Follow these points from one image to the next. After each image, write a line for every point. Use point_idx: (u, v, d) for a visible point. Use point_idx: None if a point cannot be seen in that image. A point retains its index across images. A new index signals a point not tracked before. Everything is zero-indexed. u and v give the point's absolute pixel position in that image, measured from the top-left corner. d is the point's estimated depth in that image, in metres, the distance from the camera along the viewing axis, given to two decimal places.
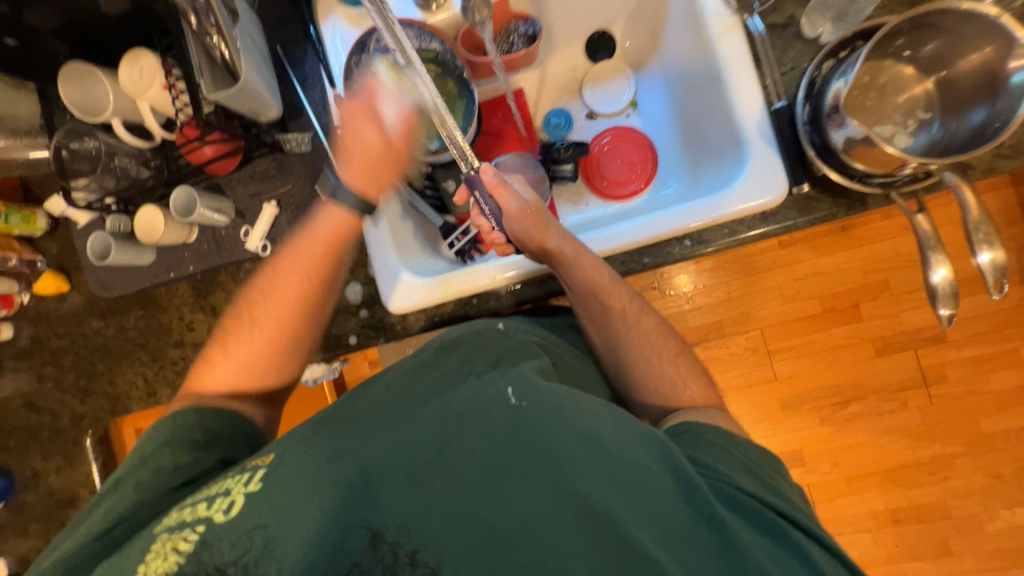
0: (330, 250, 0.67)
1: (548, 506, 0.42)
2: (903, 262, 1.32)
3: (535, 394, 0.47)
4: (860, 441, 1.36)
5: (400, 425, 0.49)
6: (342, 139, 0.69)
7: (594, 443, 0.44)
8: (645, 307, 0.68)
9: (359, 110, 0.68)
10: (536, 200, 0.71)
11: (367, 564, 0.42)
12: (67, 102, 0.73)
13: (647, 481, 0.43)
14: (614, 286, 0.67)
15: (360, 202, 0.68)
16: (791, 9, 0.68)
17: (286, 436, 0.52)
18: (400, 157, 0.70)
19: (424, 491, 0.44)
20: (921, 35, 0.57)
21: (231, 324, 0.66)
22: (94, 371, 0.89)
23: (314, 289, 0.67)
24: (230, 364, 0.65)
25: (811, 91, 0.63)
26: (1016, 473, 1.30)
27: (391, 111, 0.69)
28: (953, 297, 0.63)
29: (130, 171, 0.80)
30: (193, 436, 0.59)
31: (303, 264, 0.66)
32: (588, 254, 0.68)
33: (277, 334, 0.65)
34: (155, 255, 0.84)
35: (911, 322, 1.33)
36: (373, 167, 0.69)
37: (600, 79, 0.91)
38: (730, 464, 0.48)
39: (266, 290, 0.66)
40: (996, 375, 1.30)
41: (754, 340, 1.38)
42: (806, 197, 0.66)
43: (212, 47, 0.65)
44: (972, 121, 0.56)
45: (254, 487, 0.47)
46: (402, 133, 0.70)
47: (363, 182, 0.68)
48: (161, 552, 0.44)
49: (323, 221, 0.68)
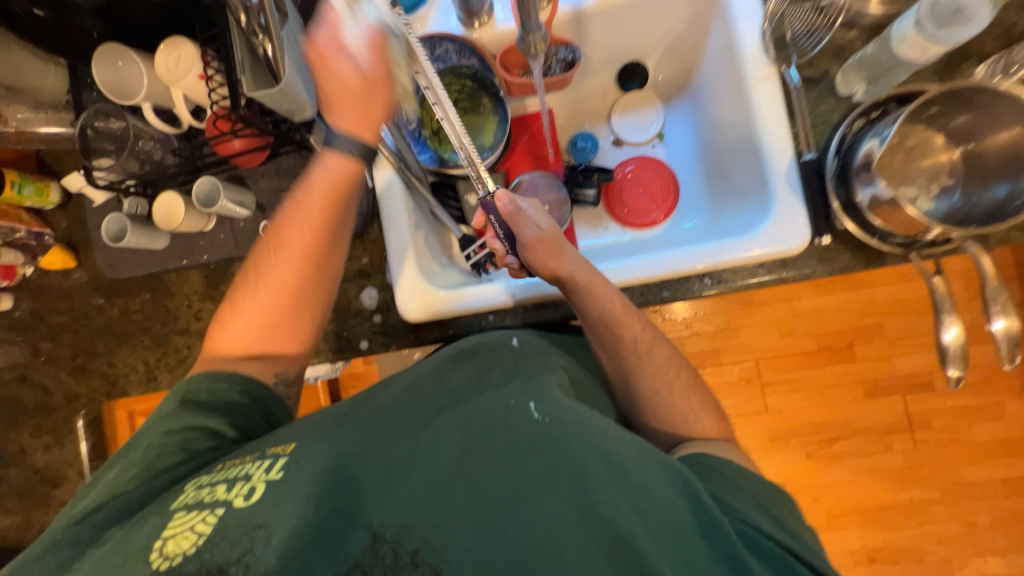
0: (331, 203, 0.64)
1: (569, 526, 0.42)
2: (899, 308, 1.35)
3: (558, 411, 0.48)
4: (844, 480, 1.38)
5: (419, 429, 0.49)
6: (320, 85, 0.59)
7: (617, 469, 0.44)
8: (657, 336, 0.67)
9: (327, 43, 0.56)
10: (552, 227, 0.68)
11: (368, 564, 0.41)
12: (98, 83, 0.72)
13: (667, 510, 0.43)
14: (627, 314, 0.66)
15: (357, 148, 0.63)
16: (826, 64, 0.71)
17: (308, 426, 0.53)
18: (382, 87, 0.60)
19: (443, 495, 0.43)
20: (953, 107, 0.59)
21: (241, 282, 0.66)
22: (94, 350, 0.87)
23: (318, 239, 0.65)
24: (240, 325, 0.64)
25: (841, 145, 0.66)
26: (991, 523, 1.34)
27: (354, 33, 0.55)
28: (962, 358, 0.65)
29: (154, 155, 0.80)
30: (209, 405, 0.59)
31: (303, 216, 0.64)
32: (602, 282, 0.67)
33: (286, 290, 0.64)
34: (170, 241, 0.83)
35: (902, 366, 1.36)
36: (367, 109, 0.60)
37: (629, 107, 0.93)
38: (745, 502, 0.48)
39: (272, 246, 0.65)
40: (979, 427, 1.34)
41: (749, 371, 1.40)
42: (826, 249, 0.68)
43: (257, 45, 0.65)
44: (994, 195, 0.59)
45: (275, 475, 0.46)
46: (377, 62, 0.58)
47: (358, 125, 0.61)
48: (178, 530, 0.44)
49: (319, 170, 0.64)
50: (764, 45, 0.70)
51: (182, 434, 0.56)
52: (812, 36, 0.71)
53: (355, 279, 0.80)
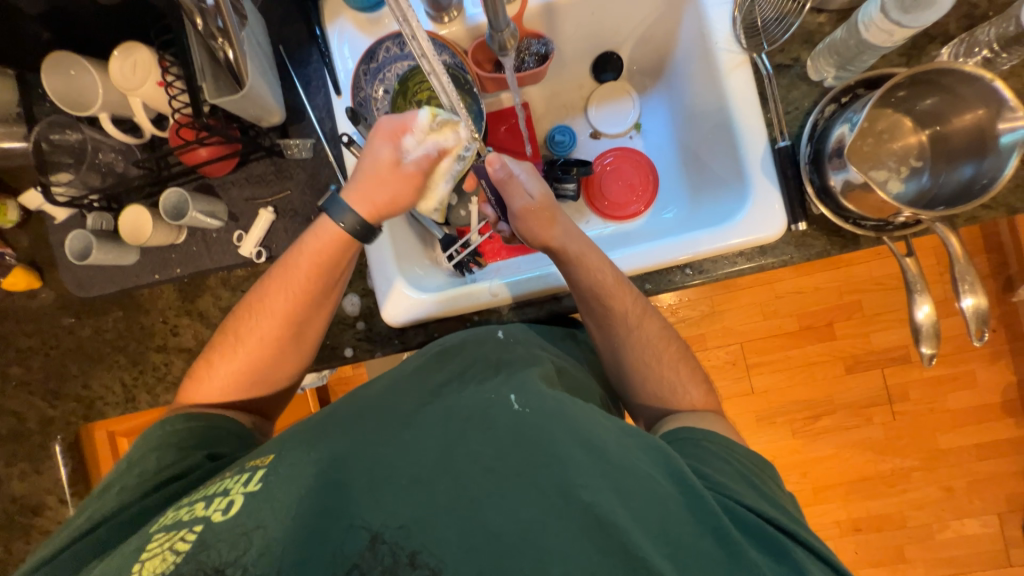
0: (319, 267, 0.64)
1: (553, 511, 0.41)
2: (876, 285, 1.38)
3: (539, 401, 0.48)
4: (828, 454, 1.42)
5: (400, 426, 0.48)
6: (360, 158, 0.66)
7: (598, 453, 0.44)
8: (648, 308, 0.66)
9: (386, 132, 0.65)
10: (545, 193, 0.68)
11: (367, 566, 0.39)
12: (49, 92, 0.68)
13: (651, 489, 0.43)
14: (620, 288, 0.65)
15: (353, 222, 0.64)
16: (797, 51, 0.71)
17: (287, 434, 0.51)
18: (410, 190, 0.67)
19: (427, 491, 0.42)
20: (922, 89, 0.60)
21: (218, 339, 0.66)
22: (67, 373, 0.84)
23: (301, 304, 0.64)
24: (215, 381, 0.64)
25: (813, 132, 0.67)
26: (967, 487, 1.39)
27: (416, 147, 0.66)
28: (935, 336, 0.67)
29: (117, 167, 0.78)
30: (183, 441, 0.58)
31: (288, 280, 0.64)
32: (592, 254, 0.65)
33: (265, 353, 0.64)
34: (139, 256, 0.80)
35: (881, 341, 1.40)
36: (381, 192, 0.65)
37: (606, 99, 0.92)
38: (727, 474, 0.49)
39: (252, 306, 0.65)
40: (954, 395, 1.38)
41: (734, 354, 1.43)
42: (803, 234, 0.69)
43: (216, 49, 0.63)
44: (961, 175, 0.60)
45: (253, 487, 0.45)
46: (419, 172, 0.67)
47: (367, 204, 0.65)
48: (156, 552, 0.42)
49: (312, 237, 0.65)
50: (735, 33, 0.70)
51: (164, 466, 0.55)
52: (782, 22, 0.71)
53: None
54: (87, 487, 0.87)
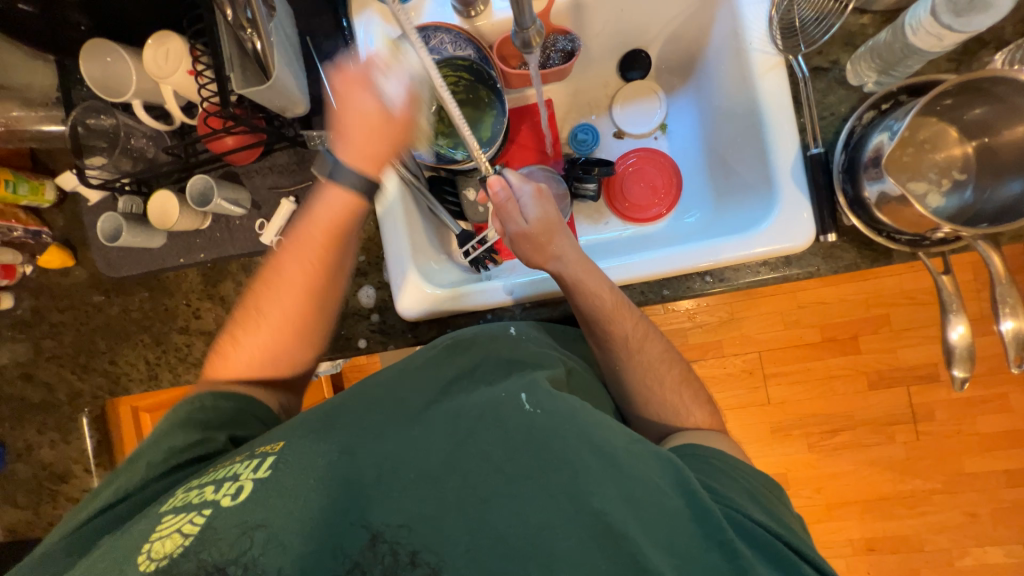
0: (334, 239, 0.64)
1: (561, 518, 0.40)
2: (905, 300, 1.33)
3: (550, 402, 0.47)
4: (845, 470, 1.38)
5: (411, 421, 0.48)
6: (337, 112, 0.62)
7: (609, 458, 0.43)
8: (651, 331, 0.65)
9: (355, 79, 0.61)
10: (545, 216, 0.66)
11: (367, 564, 0.40)
12: (88, 80, 0.71)
13: (659, 499, 0.42)
14: (620, 310, 0.63)
15: (361, 182, 0.63)
16: (836, 53, 0.68)
17: (299, 420, 0.52)
18: (402, 134, 0.63)
19: (434, 488, 0.42)
20: (970, 98, 0.57)
21: (240, 317, 0.66)
22: (95, 349, 0.88)
23: (321, 275, 0.65)
24: (241, 358, 0.64)
25: (849, 139, 0.64)
26: (992, 514, 1.33)
27: (389, 84, 0.62)
28: (969, 359, 0.63)
29: (148, 153, 0.80)
30: (210, 420, 0.59)
31: (305, 253, 0.64)
32: (594, 274, 0.64)
33: (288, 330, 0.65)
34: (166, 240, 0.83)
35: (908, 358, 1.34)
36: (372, 142, 0.62)
37: (630, 98, 0.90)
38: (737, 491, 0.47)
39: (271, 280, 0.65)
40: (984, 418, 1.32)
41: (751, 363, 1.39)
42: (832, 246, 0.67)
43: (245, 40, 0.63)
44: (1008, 191, 0.57)
45: (264, 474, 0.45)
46: (406, 111, 0.63)
47: (363, 160, 0.63)
48: (165, 533, 0.42)
49: (322, 206, 0.64)
50: (771, 33, 0.68)
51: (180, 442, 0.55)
52: (822, 23, 0.68)
53: (352, 278, 0.79)
54: (110, 459, 0.91)
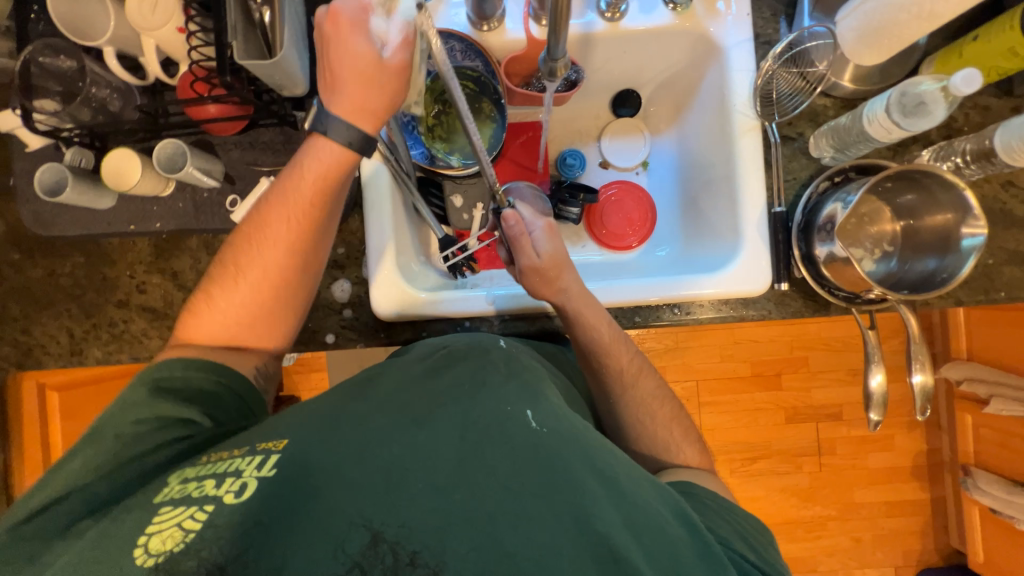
0: (320, 195, 0.61)
1: (566, 540, 0.41)
2: (822, 345, 1.50)
3: (554, 422, 0.48)
4: (759, 495, 1.52)
5: (413, 427, 0.47)
6: (326, 55, 0.56)
7: (612, 484, 0.45)
8: (645, 367, 0.69)
9: (345, 22, 0.55)
10: (555, 252, 0.68)
11: (368, 564, 0.39)
12: (53, 16, 0.63)
13: (662, 529, 0.44)
14: (616, 344, 0.67)
15: (354, 136, 0.58)
16: (802, 126, 0.78)
17: (296, 419, 0.50)
18: (395, 79, 0.57)
19: (444, 499, 0.42)
20: (904, 185, 0.68)
21: (218, 273, 0.61)
22: (5, 315, 0.76)
23: (304, 229, 0.61)
24: (217, 315, 0.60)
25: (807, 204, 0.73)
26: (873, 539, 1.53)
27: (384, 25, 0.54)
28: (882, 405, 0.74)
29: (111, 105, 0.72)
30: (184, 392, 0.55)
31: (290, 209, 0.60)
32: (600, 315, 0.68)
33: (265, 291, 0.61)
34: (116, 202, 0.75)
35: (819, 397, 1.51)
36: (365, 92, 0.56)
37: (619, 132, 0.95)
38: (730, 532, 0.51)
39: (252, 235, 0.61)
40: (874, 454, 1.52)
41: (689, 390, 1.50)
42: (782, 294, 0.75)
43: (253, 9, 0.62)
44: (925, 266, 0.68)
45: (267, 472, 0.44)
46: (400, 54, 0.56)
47: (354, 112, 0.57)
48: (164, 526, 0.42)
49: (307, 157, 0.60)
50: (753, 99, 0.76)
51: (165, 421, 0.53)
52: (795, 98, 0.78)
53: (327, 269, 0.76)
54: None
